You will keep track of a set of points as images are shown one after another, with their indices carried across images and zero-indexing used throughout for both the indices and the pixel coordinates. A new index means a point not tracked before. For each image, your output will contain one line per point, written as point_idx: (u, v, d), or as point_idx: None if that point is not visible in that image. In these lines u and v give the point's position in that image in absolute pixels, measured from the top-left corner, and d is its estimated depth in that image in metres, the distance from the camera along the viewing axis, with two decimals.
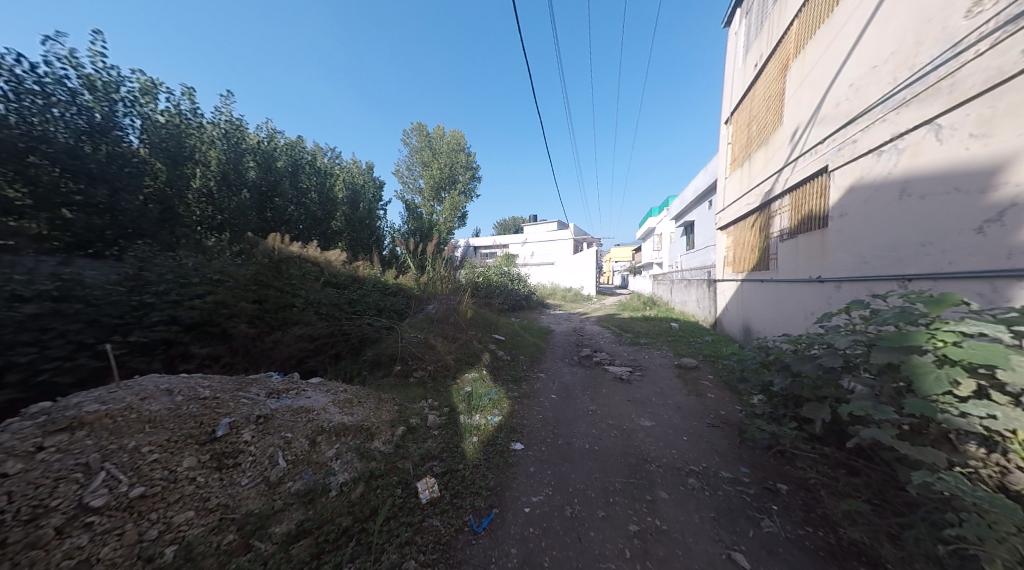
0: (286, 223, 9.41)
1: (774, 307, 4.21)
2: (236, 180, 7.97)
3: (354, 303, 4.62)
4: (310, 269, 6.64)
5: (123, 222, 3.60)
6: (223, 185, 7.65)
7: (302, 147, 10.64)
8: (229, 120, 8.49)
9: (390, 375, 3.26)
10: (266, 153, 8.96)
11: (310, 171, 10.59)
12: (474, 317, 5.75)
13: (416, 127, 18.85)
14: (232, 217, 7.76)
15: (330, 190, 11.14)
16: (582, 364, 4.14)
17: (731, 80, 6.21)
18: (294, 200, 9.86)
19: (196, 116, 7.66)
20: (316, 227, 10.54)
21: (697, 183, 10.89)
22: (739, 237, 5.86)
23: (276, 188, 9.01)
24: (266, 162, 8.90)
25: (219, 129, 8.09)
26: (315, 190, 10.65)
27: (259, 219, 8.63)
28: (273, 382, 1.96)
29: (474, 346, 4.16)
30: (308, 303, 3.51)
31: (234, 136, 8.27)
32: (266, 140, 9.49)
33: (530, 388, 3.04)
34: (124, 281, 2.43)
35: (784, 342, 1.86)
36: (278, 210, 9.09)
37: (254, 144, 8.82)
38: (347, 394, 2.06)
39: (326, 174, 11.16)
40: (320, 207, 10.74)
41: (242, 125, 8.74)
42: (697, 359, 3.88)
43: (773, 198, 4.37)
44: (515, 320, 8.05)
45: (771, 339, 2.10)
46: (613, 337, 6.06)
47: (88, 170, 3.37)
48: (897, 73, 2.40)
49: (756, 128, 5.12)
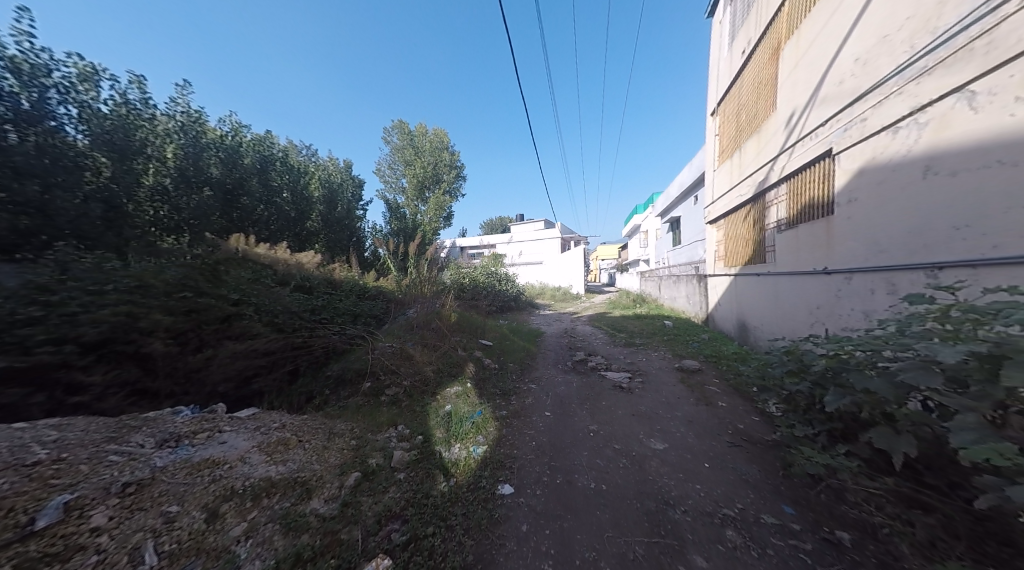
0: (254, 223, 8.69)
1: (773, 302, 3.98)
2: (196, 178, 7.20)
3: (322, 310, 4.11)
4: (279, 274, 6.08)
5: (57, 223, 3.14)
6: (181, 183, 6.89)
7: (272, 142, 9.88)
8: (185, 112, 7.64)
9: (357, 394, 2.80)
10: (231, 148, 8.18)
11: (281, 169, 9.84)
12: (458, 321, 5.34)
13: (397, 126, 18.33)
14: (193, 217, 7.05)
15: (304, 188, 10.44)
16: (577, 371, 3.81)
17: (717, 70, 6.02)
18: (265, 200, 9.14)
19: (148, 106, 6.89)
20: (288, 228, 9.82)
21: (682, 178, 10.90)
22: (730, 230, 5.67)
23: (242, 186, 8.27)
24: (231, 159, 8.12)
25: (174, 122, 7.28)
26: (287, 189, 9.90)
27: (224, 219, 7.92)
28: (176, 425, 1.51)
29: (456, 355, 3.76)
30: (259, 313, 3.00)
31: (192, 131, 7.48)
32: (231, 134, 8.70)
33: (522, 404, 2.66)
34: (16, 292, 1.85)
35: (823, 347, 1.53)
36: (245, 210, 8.36)
37: (216, 138, 7.99)
38: (284, 434, 1.61)
39: (300, 172, 10.48)
40: (292, 207, 10.00)
41: (200, 117, 7.89)
42: (699, 360, 3.61)
43: (769, 189, 4.13)
44: (504, 322, 7.68)
45: (797, 342, 1.80)
46: (606, 337, 5.77)
47: (12, 163, 2.99)
48: (914, 40, 2.07)
49: (745, 117, 4.95)
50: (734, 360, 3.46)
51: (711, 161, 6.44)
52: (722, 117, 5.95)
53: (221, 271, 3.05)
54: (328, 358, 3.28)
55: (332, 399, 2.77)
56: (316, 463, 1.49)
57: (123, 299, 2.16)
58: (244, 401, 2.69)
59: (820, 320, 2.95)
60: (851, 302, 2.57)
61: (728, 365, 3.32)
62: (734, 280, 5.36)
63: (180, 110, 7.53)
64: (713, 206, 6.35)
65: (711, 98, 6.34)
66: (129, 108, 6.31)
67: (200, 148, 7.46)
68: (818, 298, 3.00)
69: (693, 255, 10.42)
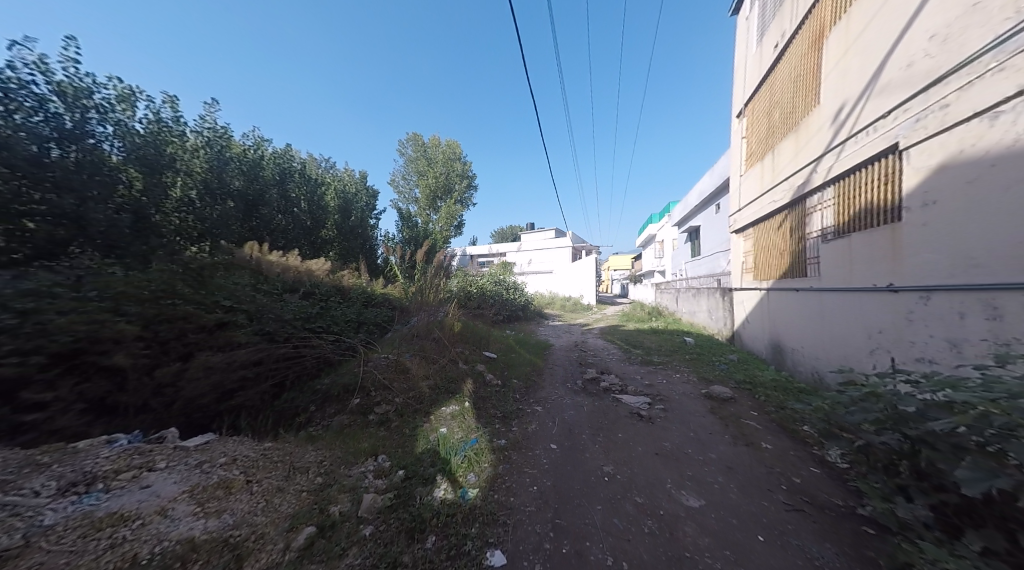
0: (272, 232, 8.88)
1: (815, 322, 3.68)
2: (219, 190, 7.45)
3: (319, 316, 3.92)
4: (288, 284, 6.12)
5: (91, 233, 3.72)
6: (206, 194, 7.15)
7: (291, 154, 10.16)
8: (211, 128, 7.93)
9: (344, 412, 2.55)
10: (253, 162, 8.43)
11: (300, 180, 10.10)
12: (462, 331, 5.09)
13: (411, 137, 18.81)
14: (215, 226, 7.18)
15: (321, 198, 10.65)
16: (587, 391, 3.45)
17: (745, 69, 5.82)
18: (283, 210, 9.35)
19: (178, 124, 7.21)
20: (304, 236, 10.00)
21: (702, 186, 10.48)
22: (762, 240, 5.25)
23: (262, 197, 8.52)
24: (252, 171, 8.35)
25: (202, 139, 7.59)
26: (304, 198, 10.11)
27: (244, 229, 8.11)
28: (93, 469, 1.36)
29: (456, 370, 3.49)
30: (251, 322, 2.83)
31: (218, 145, 7.75)
32: (253, 148, 8.97)
33: (524, 430, 2.33)
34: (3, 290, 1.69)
35: (952, 404, 1.14)
36: (263, 220, 8.55)
37: (239, 153, 8.25)
38: (226, 477, 1.42)
39: (317, 182, 10.75)
40: (309, 216, 10.20)
41: (226, 133, 8.19)
42: (730, 387, 3.19)
43: (811, 192, 3.82)
44: (510, 332, 7.39)
45: (898, 386, 1.40)
46: (620, 353, 5.39)
47: (52, 178, 3.56)
48: (1014, 7, 1.80)
49: (779, 115, 4.68)
50: (774, 390, 3.02)
51: (738, 165, 6.14)
52: (750, 117, 5.71)
53: (217, 281, 2.92)
54: (319, 372, 3.07)
55: (318, 416, 2.54)
56: (260, 514, 1.24)
57: (100, 305, 1.98)
58: (223, 417, 2.38)
59: (885, 346, 2.68)
60: (930, 327, 2.29)
61: (767, 396, 2.90)
62: (767, 296, 5.00)
63: (206, 127, 7.79)
64: (741, 213, 5.98)
65: (739, 99, 6.09)
66: (162, 125, 6.62)
67: (224, 161, 7.68)
68: (883, 320, 2.70)
69: (715, 267, 9.87)
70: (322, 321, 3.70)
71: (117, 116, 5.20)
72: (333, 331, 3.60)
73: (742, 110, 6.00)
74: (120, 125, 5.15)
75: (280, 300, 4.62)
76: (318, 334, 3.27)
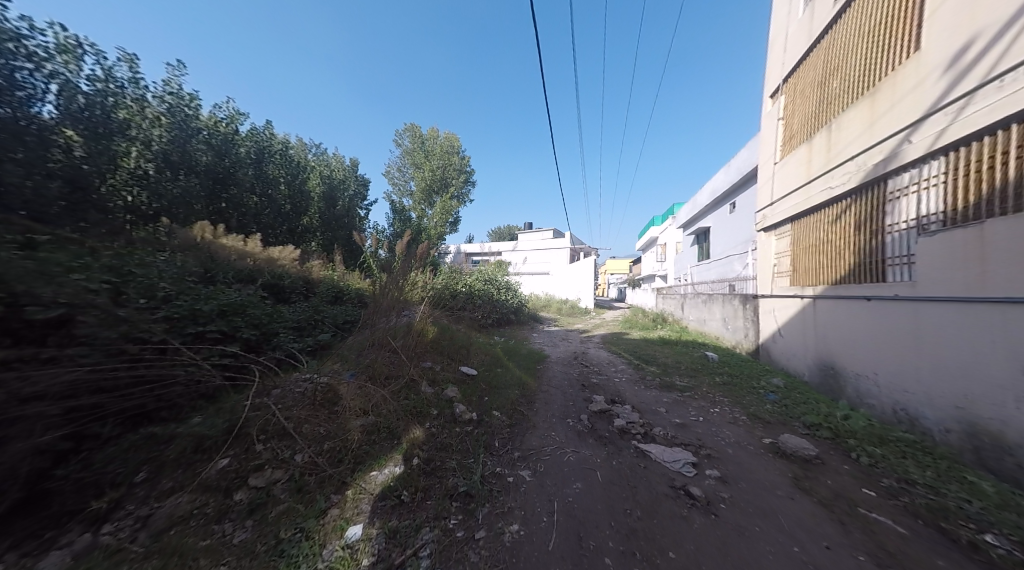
0: (244, 216, 7.71)
1: (903, 342, 2.71)
2: (183, 165, 6.35)
3: (224, 317, 2.83)
4: (237, 276, 5.14)
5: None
6: (165, 168, 6.03)
7: (271, 133, 8.99)
8: (174, 93, 6.64)
9: (185, 493, 1.47)
10: (227, 137, 7.26)
11: (281, 162, 8.88)
12: (433, 340, 4.14)
13: (409, 127, 17.72)
14: (173, 204, 6.09)
15: (304, 183, 9.48)
16: (596, 435, 2.46)
17: (785, 41, 5.01)
18: (259, 191, 8.15)
19: (134, 86, 5.98)
20: (282, 223, 8.89)
21: (715, 184, 9.72)
22: (806, 238, 4.32)
23: (232, 176, 7.32)
24: (225, 146, 7.17)
25: (164, 106, 6.37)
26: (285, 181, 8.94)
27: (210, 212, 6.94)
28: None
29: (412, 405, 2.51)
30: (84, 325, 1.64)
31: (183, 115, 6.56)
32: (227, 121, 7.78)
33: (497, 540, 1.29)
34: None
35: None
36: (233, 202, 7.42)
37: (211, 126, 7.09)
38: None
39: (301, 165, 9.64)
40: (289, 201, 9.05)
41: (194, 101, 6.94)
42: (807, 438, 2.21)
43: (896, 170, 2.83)
44: (499, 339, 6.45)
45: None
46: (631, 370, 4.45)
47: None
48: None
49: (842, 80, 3.74)
50: (875, 446, 2.06)
51: (772, 152, 5.23)
52: (792, 94, 4.82)
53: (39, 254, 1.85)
54: (184, 409, 2.03)
55: (139, 495, 1.49)
56: None
57: None
58: None
59: None
60: None
61: (873, 459, 1.93)
62: (811, 305, 4.06)
63: (168, 91, 6.49)
64: (773, 208, 5.09)
65: (777, 75, 5.20)
66: (114, 87, 5.45)
67: (190, 132, 6.52)
68: None
69: (727, 272, 9.08)
70: (221, 327, 2.64)
71: (57, 69, 4.34)
72: (236, 342, 2.75)
73: (782, 86, 5.13)
74: (59, 78, 4.26)
75: (205, 289, 3.52)
76: (201, 349, 2.24)
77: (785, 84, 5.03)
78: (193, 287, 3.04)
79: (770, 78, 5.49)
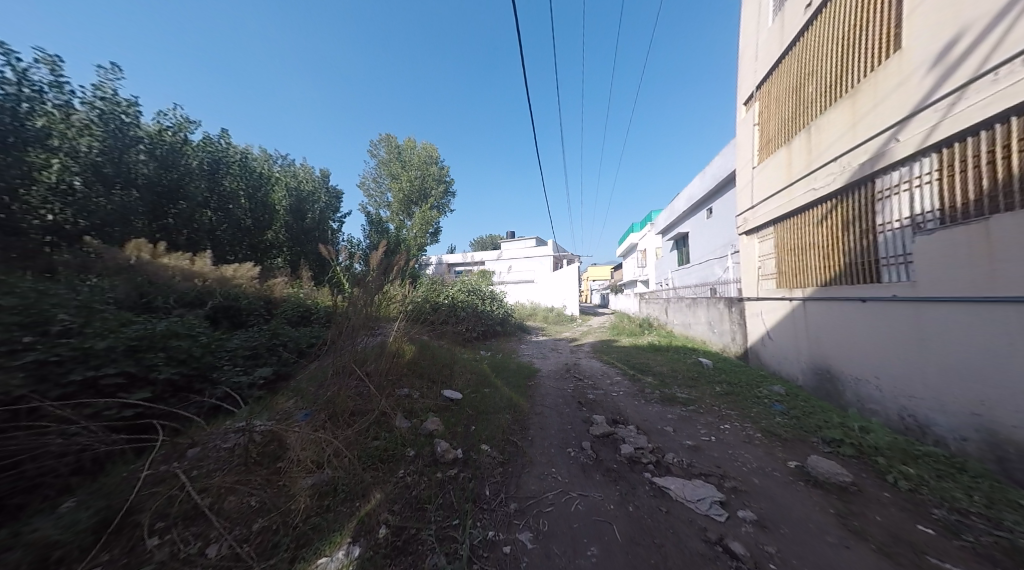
0: (198, 233, 6.81)
1: (902, 343, 2.61)
2: (119, 177, 5.50)
3: (133, 356, 2.31)
4: (179, 303, 4.49)
5: None
6: (97, 180, 5.22)
7: (229, 142, 8.21)
8: (106, 98, 5.74)
9: None
10: (173, 147, 6.40)
11: (239, 173, 7.96)
12: (410, 361, 3.70)
13: (384, 137, 17.29)
14: (105, 222, 5.19)
15: (267, 197, 8.64)
16: (603, 470, 2.13)
17: (755, 50, 5.15)
18: (213, 205, 7.33)
19: (59, 90, 5.18)
20: (242, 239, 8.02)
21: (692, 190, 9.98)
22: (790, 240, 4.31)
23: (180, 189, 6.41)
24: (170, 157, 6.29)
25: (93, 112, 5.49)
26: (244, 194, 8.05)
27: (153, 229, 6.01)
28: None
29: (378, 456, 2.16)
30: None
31: (118, 124, 5.69)
32: (171, 131, 6.75)
33: None
34: None
35: None
36: (182, 217, 6.48)
37: (154, 135, 6.23)
38: None
39: (265, 176, 8.89)
40: (250, 216, 8.18)
41: (133, 107, 6.04)
42: (832, 460, 1.98)
43: (885, 169, 2.79)
44: (485, 353, 6.06)
45: None
46: (626, 381, 4.21)
47: None
48: None
49: (817, 84, 3.78)
50: (906, 463, 1.85)
51: (749, 156, 5.30)
52: (766, 99, 4.91)
53: None
54: (54, 493, 1.49)
55: None
56: None
57: None
58: None
59: None
60: None
61: (913, 483, 1.71)
62: (801, 306, 4.00)
63: (97, 95, 5.61)
64: (755, 211, 5.11)
65: (750, 82, 5.33)
66: (26, 86, 4.69)
67: (125, 141, 5.66)
68: None
69: (708, 276, 9.21)
70: (126, 369, 2.14)
71: None
72: (152, 386, 2.26)
73: (755, 93, 5.25)
74: None
75: (128, 318, 2.92)
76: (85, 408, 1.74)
77: (759, 92, 5.15)
78: (97, 313, 2.54)
79: (743, 86, 5.63)
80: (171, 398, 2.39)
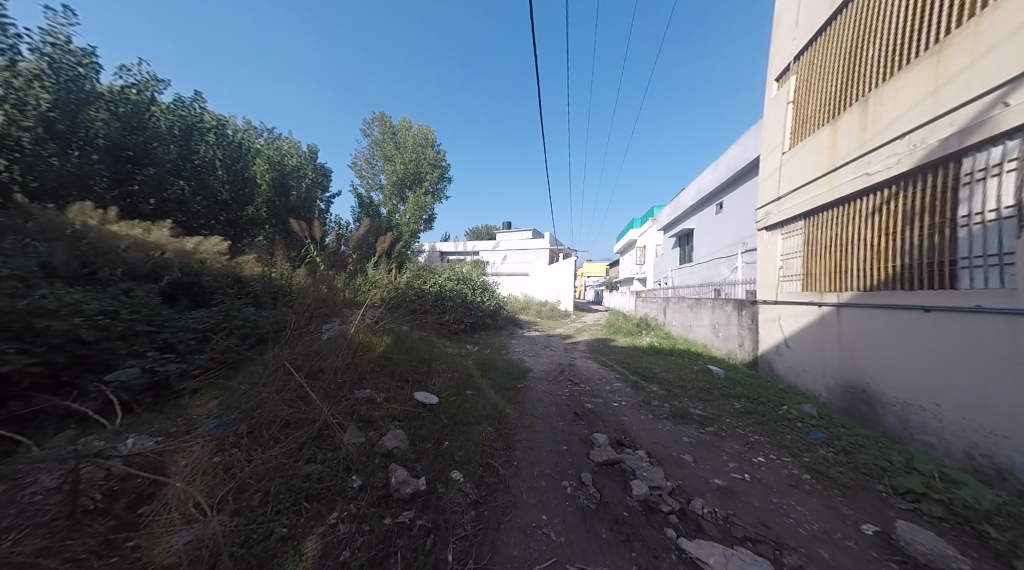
0: (167, 203, 5.58)
1: (985, 363, 2.10)
2: (76, 138, 4.49)
3: None
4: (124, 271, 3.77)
5: None
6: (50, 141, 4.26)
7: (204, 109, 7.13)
8: (56, 45, 4.64)
9: None
10: (140, 106, 5.23)
11: (217, 143, 6.84)
12: (376, 356, 3.09)
13: (378, 116, 16.20)
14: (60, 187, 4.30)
15: (247, 167, 7.48)
16: (611, 520, 1.58)
17: (795, 17, 4.50)
18: (187, 176, 6.01)
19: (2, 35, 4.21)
20: (220, 214, 6.79)
21: (702, 184, 9.40)
22: (825, 236, 3.76)
23: (150, 154, 5.23)
24: (137, 117, 5.14)
25: (42, 61, 4.42)
26: (220, 163, 6.86)
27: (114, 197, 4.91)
28: None
29: (301, 496, 1.55)
30: None
31: (72, 74, 4.62)
32: (134, 89, 5.60)
33: None
34: None
35: None
36: (150, 184, 5.26)
37: (117, 93, 5.10)
38: None
39: (246, 145, 7.95)
40: (227, 188, 6.93)
41: (91, 59, 4.92)
42: (922, 527, 1.46)
43: (980, 144, 2.24)
44: (473, 347, 5.51)
45: None
46: (629, 388, 3.70)
47: None
48: None
49: (877, 47, 3.17)
50: None
51: (778, 139, 4.70)
52: (805, 71, 4.28)
53: None
54: None
55: None
56: None
57: None
58: None
59: None
60: None
61: None
62: (833, 314, 3.46)
63: (45, 39, 4.51)
64: (781, 203, 4.54)
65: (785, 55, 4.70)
66: None
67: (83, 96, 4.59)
68: None
69: (713, 276, 8.72)
70: None
71: None
72: None
73: (791, 64, 4.60)
74: None
75: (25, 287, 2.21)
76: None
77: (796, 64, 4.51)
78: None
79: (776, 60, 5.00)
80: (29, 398, 1.76)
